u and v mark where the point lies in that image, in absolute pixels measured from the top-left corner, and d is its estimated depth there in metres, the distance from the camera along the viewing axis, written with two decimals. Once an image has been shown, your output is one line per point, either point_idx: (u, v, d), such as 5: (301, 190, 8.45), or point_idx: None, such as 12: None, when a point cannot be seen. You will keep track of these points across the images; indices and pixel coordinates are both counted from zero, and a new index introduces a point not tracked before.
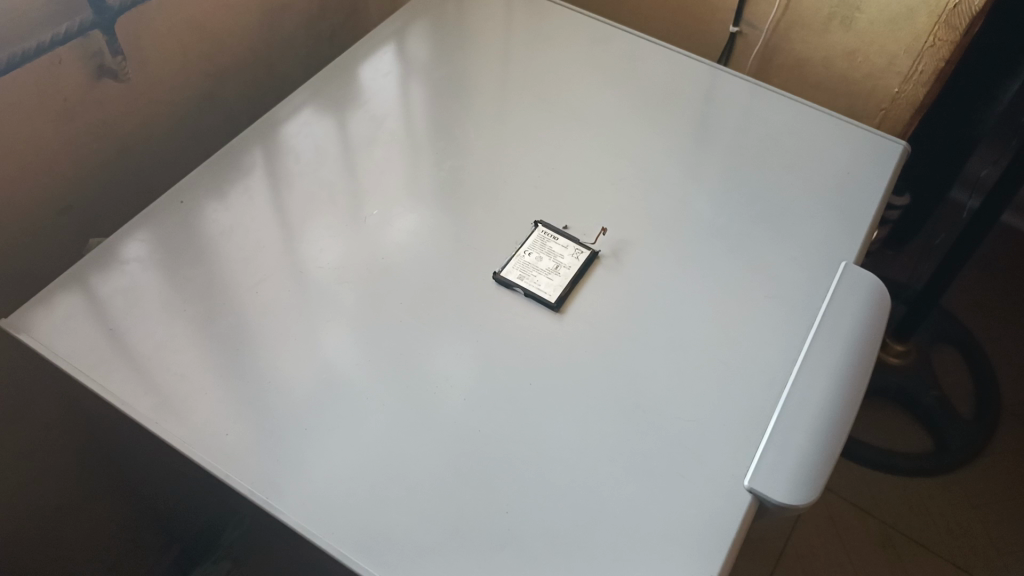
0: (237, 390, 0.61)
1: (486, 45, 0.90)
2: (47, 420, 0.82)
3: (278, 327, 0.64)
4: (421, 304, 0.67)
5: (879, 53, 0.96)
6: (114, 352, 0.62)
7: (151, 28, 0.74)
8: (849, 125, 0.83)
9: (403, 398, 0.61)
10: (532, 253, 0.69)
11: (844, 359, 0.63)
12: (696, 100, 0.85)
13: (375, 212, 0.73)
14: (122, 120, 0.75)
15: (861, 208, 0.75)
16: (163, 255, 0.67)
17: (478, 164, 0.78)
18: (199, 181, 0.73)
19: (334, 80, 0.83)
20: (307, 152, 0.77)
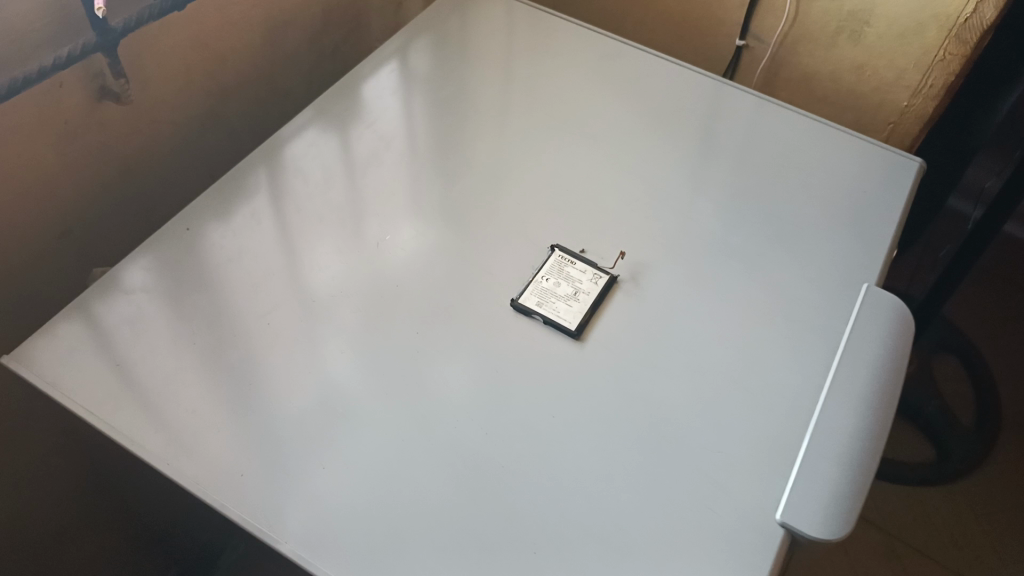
0: (250, 424, 0.59)
1: (492, 61, 0.89)
2: (50, 447, 0.80)
3: (289, 359, 0.62)
4: (436, 331, 0.65)
5: (887, 68, 0.95)
6: (121, 388, 0.60)
7: (154, 48, 0.72)
8: (863, 142, 0.82)
9: (422, 433, 0.59)
10: (549, 278, 0.68)
11: (870, 384, 0.62)
12: (708, 117, 0.84)
13: (386, 236, 0.71)
14: (124, 141, 0.73)
15: (880, 227, 0.74)
16: (169, 284, 0.65)
17: (489, 184, 0.76)
18: (205, 205, 0.71)
19: (338, 99, 0.82)
20: (314, 174, 0.75)
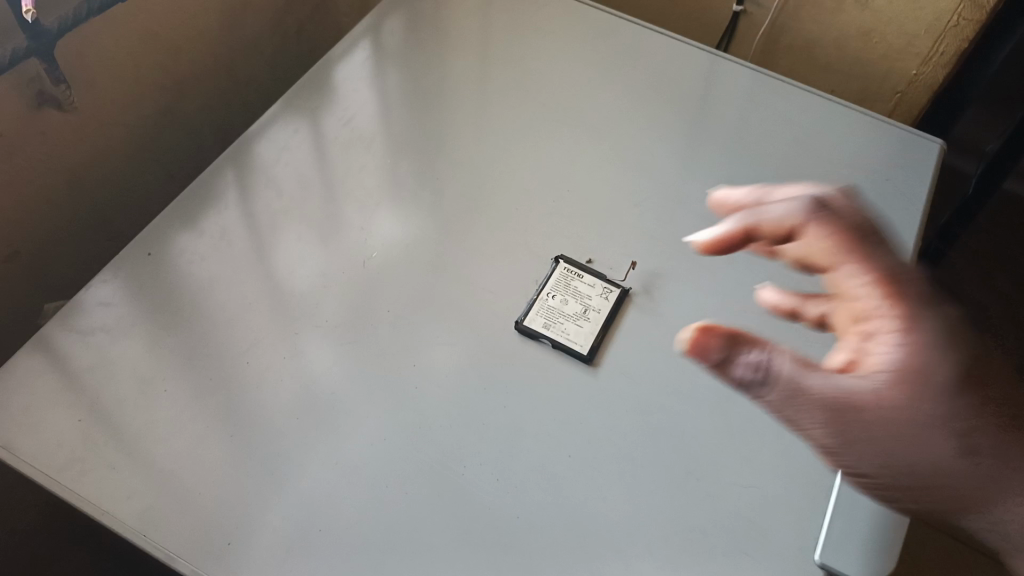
0: (235, 481, 0.53)
1: (473, 43, 0.81)
2: None
3: (274, 402, 0.56)
4: (436, 360, 0.59)
5: (897, 35, 0.89)
6: (86, 448, 0.53)
7: (98, 43, 0.63)
8: (882, 123, 0.76)
9: (428, 481, 0.53)
10: (556, 294, 0.62)
11: None
12: (713, 100, 0.77)
13: (375, 252, 0.64)
14: (71, 150, 0.65)
15: (904, 219, 0.69)
16: (134, 321, 0.58)
17: (481, 186, 0.69)
18: (168, 225, 0.63)
19: (309, 93, 0.74)
20: (287, 182, 0.67)
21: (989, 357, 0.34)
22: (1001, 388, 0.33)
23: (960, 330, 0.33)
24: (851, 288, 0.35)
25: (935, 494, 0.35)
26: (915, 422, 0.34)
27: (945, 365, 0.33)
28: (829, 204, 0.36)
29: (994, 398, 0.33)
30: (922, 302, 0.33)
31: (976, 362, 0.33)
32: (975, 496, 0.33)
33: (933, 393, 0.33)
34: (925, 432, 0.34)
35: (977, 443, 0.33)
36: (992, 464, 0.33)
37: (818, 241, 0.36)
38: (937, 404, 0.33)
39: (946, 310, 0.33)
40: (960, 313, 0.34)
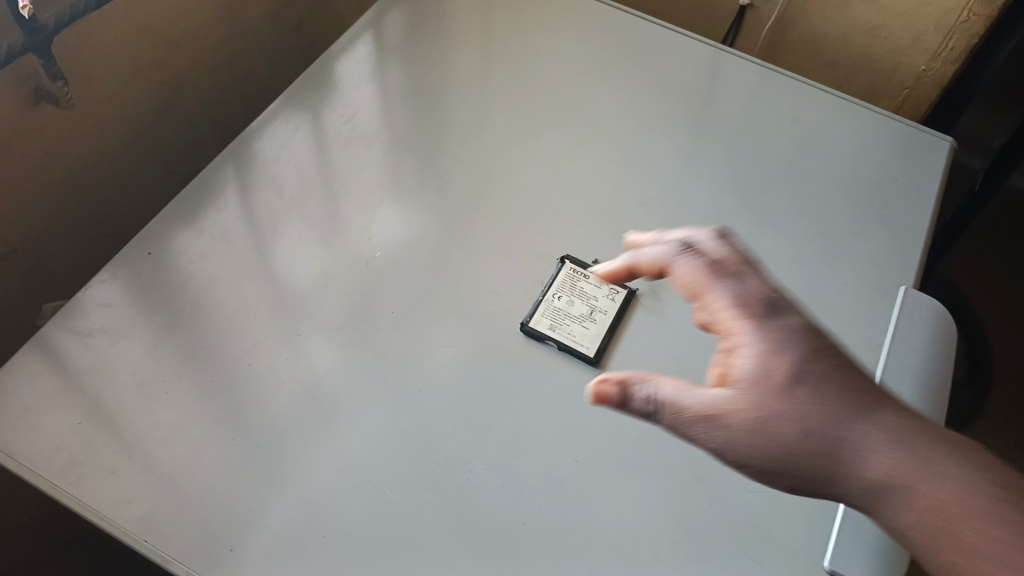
0: (237, 486, 0.52)
1: (476, 38, 0.80)
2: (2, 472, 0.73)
3: (277, 405, 0.55)
4: (440, 362, 0.58)
5: (905, 30, 0.87)
6: (85, 453, 0.52)
7: (94, 38, 0.62)
8: (891, 121, 0.75)
9: (432, 487, 0.52)
10: (562, 295, 0.61)
11: (915, 403, 0.57)
12: (720, 97, 0.76)
13: (378, 252, 0.63)
14: (69, 147, 0.64)
15: (914, 218, 0.68)
16: (134, 323, 0.57)
17: (485, 184, 0.68)
18: (168, 225, 0.62)
19: (310, 89, 0.73)
20: (288, 179, 0.67)
21: (820, 350, 0.42)
22: (826, 369, 0.42)
23: (794, 331, 0.42)
24: (715, 309, 0.44)
25: (811, 472, 0.41)
26: (764, 420, 0.41)
27: (787, 362, 0.42)
28: (688, 252, 0.46)
29: (826, 379, 0.41)
30: (767, 316, 0.43)
31: (809, 354, 0.42)
32: (831, 464, 0.41)
33: (779, 387, 0.41)
34: (785, 420, 0.41)
35: (816, 426, 0.41)
36: (834, 432, 0.41)
37: (678, 271, 0.47)
38: (787, 394, 0.41)
39: (782, 319, 0.43)
40: (792, 326, 0.42)
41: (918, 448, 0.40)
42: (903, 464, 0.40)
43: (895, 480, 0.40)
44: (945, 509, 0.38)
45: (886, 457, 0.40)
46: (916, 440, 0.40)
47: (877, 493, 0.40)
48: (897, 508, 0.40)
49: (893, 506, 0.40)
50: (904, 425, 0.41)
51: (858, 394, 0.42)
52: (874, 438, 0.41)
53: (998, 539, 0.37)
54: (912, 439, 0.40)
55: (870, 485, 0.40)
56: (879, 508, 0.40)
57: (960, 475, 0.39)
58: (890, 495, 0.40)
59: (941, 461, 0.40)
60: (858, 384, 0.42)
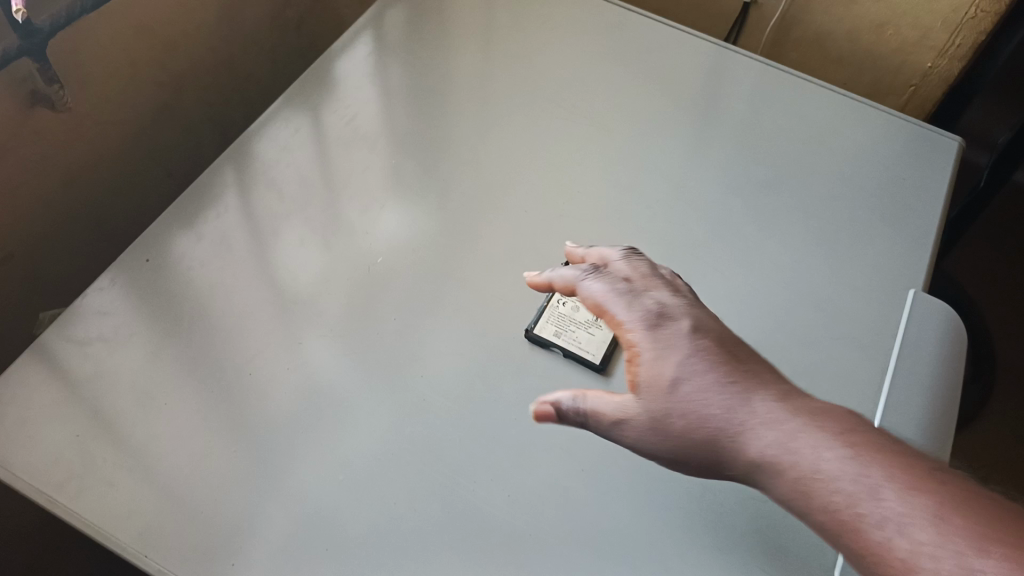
0: (238, 499, 0.51)
1: (478, 37, 0.79)
2: None
3: (279, 415, 0.54)
4: (443, 370, 0.57)
5: (912, 27, 0.86)
6: (85, 464, 0.51)
7: (91, 41, 0.61)
8: (899, 120, 0.74)
9: (437, 498, 0.52)
10: (567, 300, 0.60)
11: (928, 408, 0.56)
12: (726, 97, 0.75)
13: (381, 257, 0.62)
14: (66, 151, 0.63)
15: (923, 219, 0.67)
16: (133, 332, 0.57)
17: (488, 186, 0.67)
18: (167, 231, 0.61)
19: (310, 90, 0.72)
20: (288, 183, 0.66)
21: (707, 346, 0.42)
22: (714, 360, 0.42)
23: (685, 330, 0.43)
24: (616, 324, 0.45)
25: (712, 463, 0.41)
26: (662, 423, 0.42)
27: (677, 359, 0.42)
28: (594, 267, 0.49)
29: (716, 369, 0.41)
30: (656, 319, 0.44)
31: (697, 349, 0.42)
32: (729, 451, 0.40)
33: (670, 380, 0.42)
34: (678, 413, 0.41)
35: (704, 420, 0.41)
36: (724, 420, 0.40)
37: (587, 292, 0.48)
38: (677, 387, 0.41)
39: (672, 321, 0.44)
40: (680, 331, 0.43)
41: (810, 425, 0.38)
42: (795, 442, 0.38)
43: (786, 461, 0.38)
44: (834, 487, 0.36)
45: (777, 437, 0.38)
46: (809, 418, 0.39)
47: (769, 477, 0.39)
48: (791, 490, 0.38)
49: (784, 487, 0.38)
50: (800, 404, 0.40)
51: (748, 379, 0.41)
52: (764, 418, 0.39)
53: (887, 513, 0.34)
54: (804, 417, 0.39)
55: (763, 469, 0.39)
56: (777, 492, 0.38)
57: (852, 448, 0.37)
58: (782, 477, 0.38)
59: (839, 435, 0.37)
60: (749, 372, 0.42)
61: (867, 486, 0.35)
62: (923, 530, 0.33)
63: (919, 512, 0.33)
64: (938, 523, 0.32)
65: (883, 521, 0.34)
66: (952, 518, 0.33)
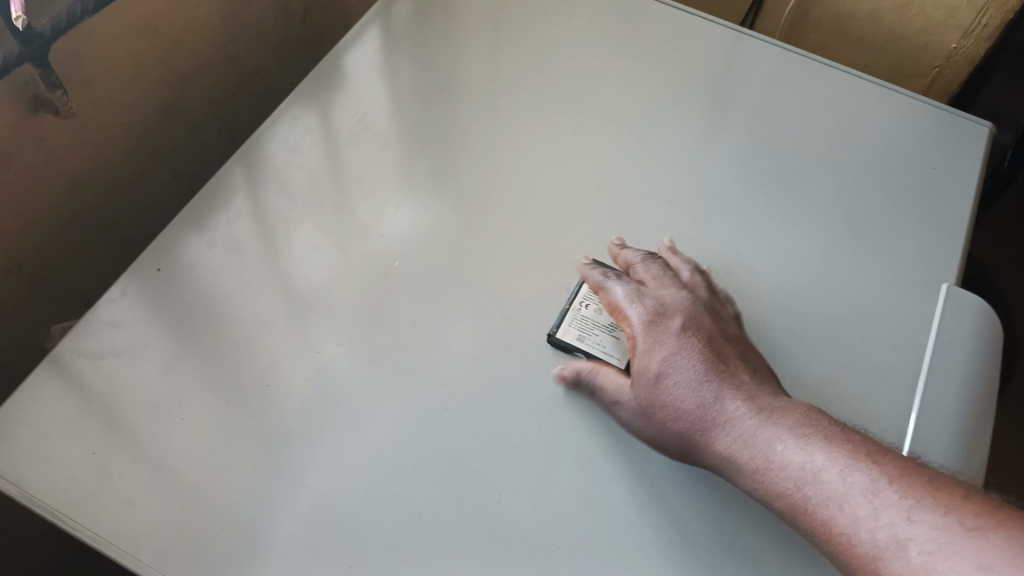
0: (259, 516, 0.50)
1: (490, 28, 0.77)
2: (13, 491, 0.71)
3: (299, 428, 0.53)
4: (464, 376, 0.55)
5: (936, 6, 0.84)
6: (101, 484, 0.50)
7: (93, 42, 0.59)
8: (927, 107, 0.72)
9: (461, 510, 0.50)
10: (590, 303, 0.58)
11: (964, 408, 0.54)
12: (747, 84, 0.73)
13: (396, 260, 0.61)
14: (71, 156, 0.62)
15: (954, 210, 0.65)
16: (146, 344, 0.55)
17: (503, 183, 0.66)
18: (177, 238, 0.60)
19: (319, 86, 0.70)
20: (300, 185, 0.64)
21: (697, 346, 0.51)
22: (697, 361, 0.50)
23: (677, 331, 0.51)
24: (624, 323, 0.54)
25: (688, 450, 0.49)
26: (649, 408, 0.50)
27: (664, 356, 0.51)
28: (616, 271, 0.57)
29: (696, 368, 0.49)
30: (655, 321, 0.52)
31: (685, 351, 0.50)
32: (700, 439, 0.48)
33: (658, 376, 0.50)
34: (662, 404, 0.49)
35: (683, 409, 0.49)
36: (698, 411, 0.48)
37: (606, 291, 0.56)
38: (664, 382, 0.50)
39: (669, 323, 0.52)
40: (678, 332, 0.51)
41: (769, 419, 0.46)
42: (755, 433, 0.46)
43: (747, 448, 0.46)
44: (785, 469, 0.44)
45: (740, 427, 0.47)
46: (771, 413, 0.47)
47: (731, 462, 0.47)
48: (749, 473, 0.46)
49: (744, 472, 0.46)
50: (765, 400, 0.48)
51: (725, 380, 0.49)
52: (732, 413, 0.47)
53: (829, 492, 0.42)
54: (765, 411, 0.47)
55: (727, 455, 0.47)
56: (738, 476, 0.46)
57: (803, 438, 0.45)
58: (742, 462, 0.46)
59: (793, 428, 0.45)
60: (724, 369, 0.50)
61: (812, 470, 0.43)
62: (858, 506, 0.40)
63: (854, 490, 0.41)
64: (871, 500, 0.40)
65: (826, 499, 0.42)
66: (885, 492, 0.40)
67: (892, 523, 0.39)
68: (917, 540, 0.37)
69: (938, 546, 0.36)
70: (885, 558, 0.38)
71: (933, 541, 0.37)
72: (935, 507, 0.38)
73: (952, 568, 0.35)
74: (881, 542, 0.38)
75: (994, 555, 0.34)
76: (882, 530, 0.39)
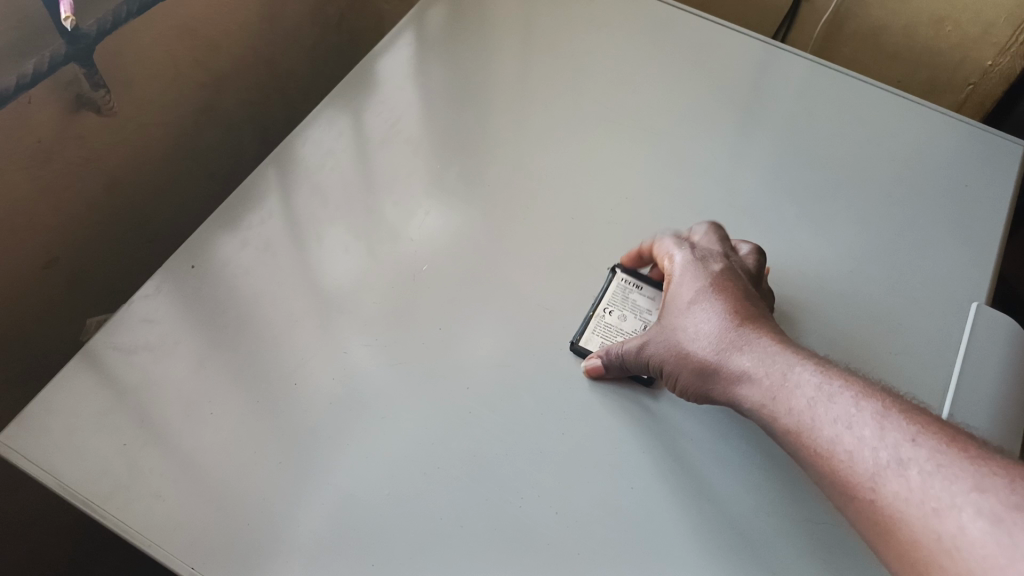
0: (285, 511, 0.50)
1: (522, 35, 0.78)
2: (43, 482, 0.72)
3: (326, 426, 0.53)
4: (488, 380, 0.56)
5: (972, 22, 0.83)
6: (132, 475, 0.51)
7: (135, 43, 0.61)
8: (962, 124, 0.71)
9: (483, 517, 0.50)
10: (613, 310, 0.59)
11: (992, 427, 0.54)
12: (778, 96, 0.73)
13: (425, 265, 0.61)
14: (110, 153, 0.63)
15: (985, 228, 0.65)
16: (179, 340, 0.56)
17: (532, 189, 0.66)
18: (212, 237, 0.61)
19: (353, 89, 0.71)
20: (333, 187, 0.65)
21: (736, 285, 0.51)
22: (729, 295, 0.50)
23: (719, 270, 0.52)
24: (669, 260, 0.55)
25: (701, 374, 0.49)
26: (675, 331, 0.50)
27: (701, 288, 0.51)
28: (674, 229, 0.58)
29: (727, 301, 0.50)
30: (701, 261, 0.53)
31: (720, 286, 0.51)
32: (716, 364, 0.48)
33: (688, 304, 0.51)
34: (685, 329, 0.50)
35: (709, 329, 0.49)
36: (719, 336, 0.48)
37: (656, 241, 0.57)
38: (692, 309, 0.50)
39: (710, 264, 0.53)
40: (722, 270, 0.52)
41: (787, 351, 0.47)
42: (772, 358, 0.46)
43: (760, 372, 0.46)
44: (796, 391, 0.44)
45: (759, 351, 0.47)
46: (790, 349, 0.47)
47: (743, 384, 0.47)
48: (759, 395, 0.46)
49: (756, 394, 0.46)
50: (785, 341, 0.48)
51: (752, 316, 0.49)
52: (752, 340, 0.48)
53: (837, 414, 0.42)
54: (784, 346, 0.47)
55: (740, 380, 0.47)
56: (747, 398, 0.46)
57: (820, 370, 0.45)
58: (755, 384, 0.46)
59: (810, 363, 0.46)
60: (750, 308, 0.50)
61: (823, 394, 0.43)
62: (866, 426, 0.41)
63: (863, 414, 0.41)
64: (879, 421, 0.41)
65: (833, 419, 0.42)
66: (893, 418, 0.41)
67: (896, 442, 0.39)
68: (919, 460, 0.38)
69: (938, 466, 0.37)
70: (885, 475, 0.39)
71: (934, 462, 0.38)
72: (939, 437, 0.39)
73: (949, 487, 0.36)
74: (884, 459, 0.39)
75: (991, 478, 0.36)
76: (885, 449, 0.39)
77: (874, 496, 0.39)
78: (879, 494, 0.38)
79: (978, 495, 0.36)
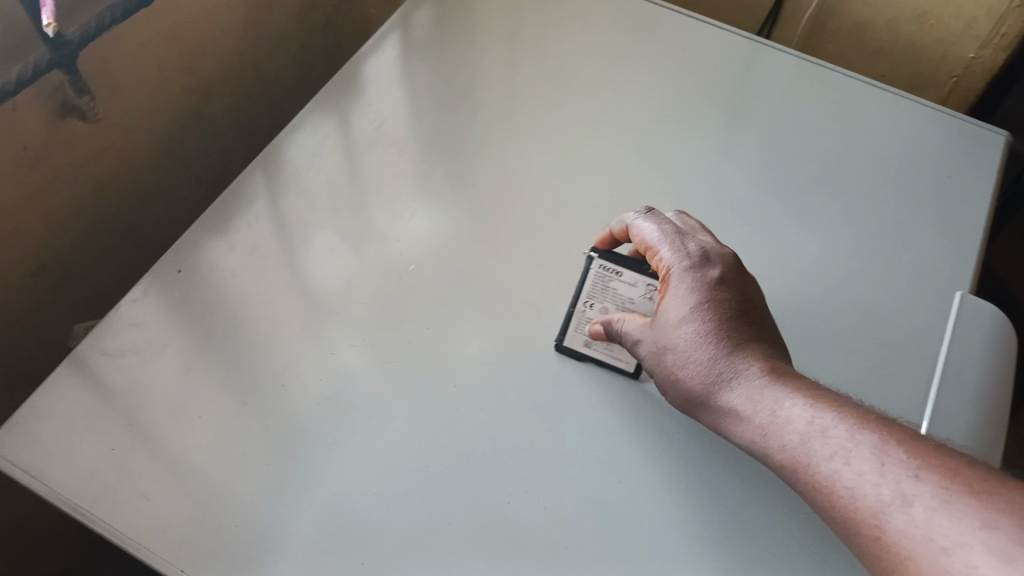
0: (274, 514, 0.50)
1: (507, 36, 0.78)
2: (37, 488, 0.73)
3: (315, 429, 0.54)
4: (475, 378, 0.56)
5: (954, 16, 0.84)
6: (121, 479, 0.51)
7: (120, 50, 0.61)
8: (945, 117, 0.72)
9: (472, 513, 0.51)
10: (594, 303, 0.58)
11: (977, 413, 0.54)
12: (761, 92, 0.73)
13: (412, 265, 0.62)
14: (96, 160, 0.63)
15: (968, 218, 0.65)
16: (167, 344, 0.56)
17: (517, 188, 0.67)
18: (198, 240, 0.61)
19: (340, 92, 0.72)
20: (319, 189, 0.65)
21: (726, 296, 0.51)
22: (718, 313, 0.50)
23: (708, 279, 0.52)
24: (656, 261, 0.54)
25: (695, 401, 0.49)
26: (666, 352, 0.51)
27: (690, 304, 0.51)
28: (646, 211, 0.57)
29: (717, 320, 0.50)
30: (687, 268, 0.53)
31: (710, 301, 0.51)
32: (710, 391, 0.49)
33: (677, 321, 0.51)
34: (676, 352, 0.50)
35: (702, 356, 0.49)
36: (710, 363, 0.49)
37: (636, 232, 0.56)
38: (681, 329, 0.50)
39: (698, 272, 0.52)
40: (711, 279, 0.52)
41: (780, 379, 0.47)
42: (766, 390, 0.47)
43: (755, 403, 0.47)
44: (790, 426, 0.45)
45: (750, 386, 0.47)
46: (783, 375, 0.48)
47: (738, 416, 0.47)
48: (755, 426, 0.46)
49: (751, 427, 0.47)
50: (777, 364, 0.49)
51: (741, 336, 0.50)
52: (746, 371, 0.48)
53: (835, 449, 0.43)
54: (776, 372, 0.48)
55: (734, 412, 0.48)
56: (744, 429, 0.47)
57: (814, 400, 0.46)
58: (750, 417, 0.47)
59: (804, 391, 0.46)
60: (741, 325, 0.50)
61: (818, 429, 0.44)
62: (865, 463, 0.41)
63: (861, 449, 0.42)
64: (878, 456, 0.41)
65: (830, 455, 0.43)
66: (891, 452, 0.41)
67: (897, 480, 0.40)
68: (923, 497, 0.39)
69: (943, 503, 0.38)
70: (888, 512, 0.39)
71: (938, 498, 0.38)
72: (940, 469, 0.39)
73: (954, 524, 0.37)
74: (886, 496, 0.40)
75: (997, 514, 0.36)
76: (887, 486, 0.40)
77: (878, 532, 0.39)
78: (885, 531, 0.39)
79: (988, 532, 0.36)
